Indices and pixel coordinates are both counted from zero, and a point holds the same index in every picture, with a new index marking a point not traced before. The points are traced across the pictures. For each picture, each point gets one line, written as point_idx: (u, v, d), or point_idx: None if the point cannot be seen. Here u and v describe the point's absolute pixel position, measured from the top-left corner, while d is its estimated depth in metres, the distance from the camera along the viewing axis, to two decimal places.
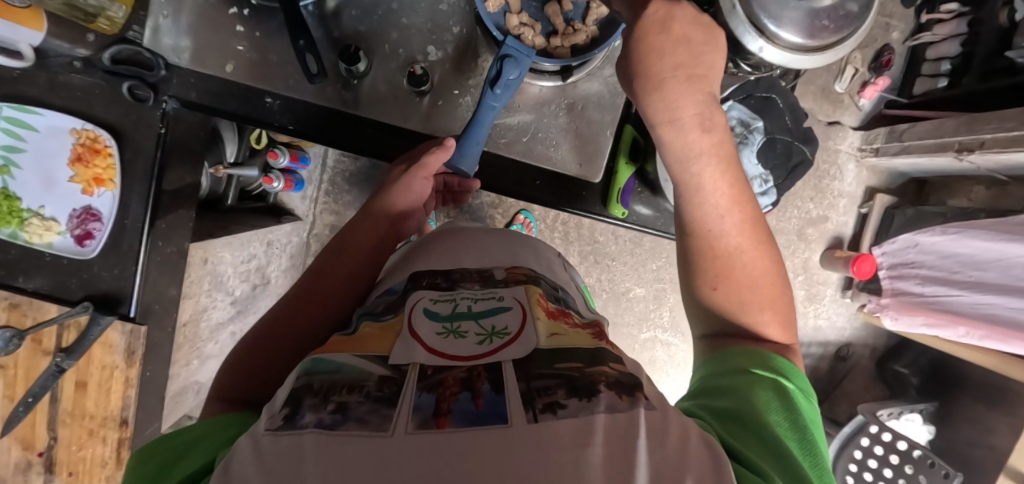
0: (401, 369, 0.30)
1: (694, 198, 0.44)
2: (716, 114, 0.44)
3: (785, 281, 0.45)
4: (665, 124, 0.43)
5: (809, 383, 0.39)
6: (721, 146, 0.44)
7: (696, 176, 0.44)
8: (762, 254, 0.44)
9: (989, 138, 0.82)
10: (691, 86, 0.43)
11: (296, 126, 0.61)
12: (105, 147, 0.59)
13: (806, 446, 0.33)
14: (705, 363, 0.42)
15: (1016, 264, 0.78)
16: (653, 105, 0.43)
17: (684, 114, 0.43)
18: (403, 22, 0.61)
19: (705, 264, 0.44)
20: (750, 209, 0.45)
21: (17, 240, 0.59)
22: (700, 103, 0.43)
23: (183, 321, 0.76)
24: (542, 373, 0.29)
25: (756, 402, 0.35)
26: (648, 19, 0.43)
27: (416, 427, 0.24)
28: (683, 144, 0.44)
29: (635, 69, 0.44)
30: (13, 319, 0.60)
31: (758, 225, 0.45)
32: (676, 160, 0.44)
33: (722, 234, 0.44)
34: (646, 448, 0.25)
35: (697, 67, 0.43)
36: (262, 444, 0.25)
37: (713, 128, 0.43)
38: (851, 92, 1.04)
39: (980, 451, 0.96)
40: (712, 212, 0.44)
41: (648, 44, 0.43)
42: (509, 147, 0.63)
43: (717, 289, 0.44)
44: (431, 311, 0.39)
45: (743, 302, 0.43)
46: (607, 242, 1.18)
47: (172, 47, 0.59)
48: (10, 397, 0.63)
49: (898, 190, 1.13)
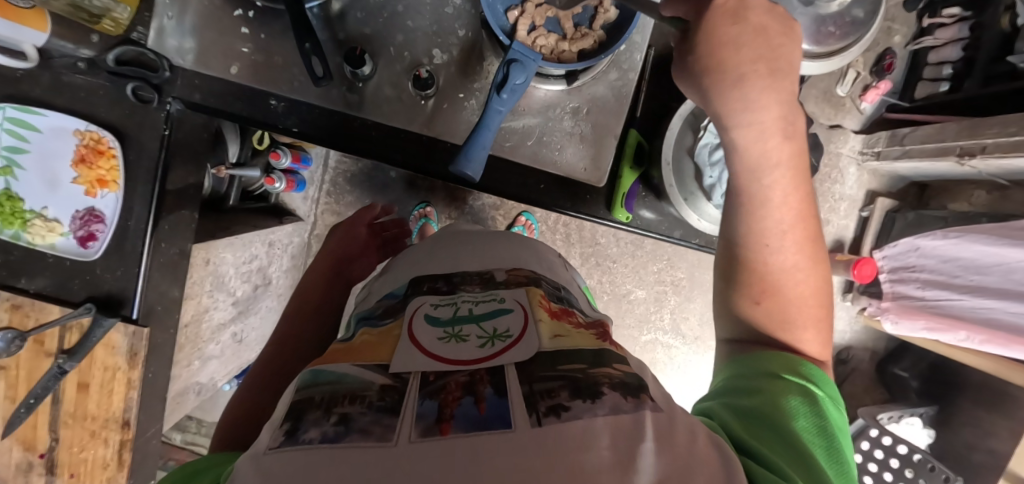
0: (402, 376, 0.30)
1: (759, 210, 0.43)
2: (797, 120, 0.43)
3: (830, 304, 0.45)
4: (745, 126, 0.42)
5: (838, 390, 0.39)
6: (796, 157, 0.43)
7: (767, 186, 0.43)
8: (814, 273, 0.44)
9: (991, 143, 0.82)
10: (774, 83, 0.41)
11: (300, 128, 0.62)
12: (109, 148, 0.59)
13: (831, 453, 0.33)
14: (729, 364, 0.42)
15: (1017, 268, 0.78)
16: (732, 106, 0.42)
17: (767, 117, 0.41)
18: (408, 25, 0.61)
19: (753, 277, 0.43)
20: (812, 229, 0.44)
21: (20, 241, 0.60)
22: (785, 104, 0.41)
23: (185, 322, 0.76)
24: (544, 375, 0.29)
25: (784, 406, 0.35)
26: (717, 8, 0.40)
27: (420, 435, 0.24)
28: (761, 150, 0.42)
29: (703, 63, 0.41)
30: (16, 319, 0.61)
31: (816, 247, 0.44)
32: (749, 166, 0.43)
33: (780, 249, 0.43)
34: (651, 450, 0.25)
35: (778, 61, 0.41)
36: (264, 463, 0.25)
37: (794, 135, 0.42)
38: (853, 96, 1.03)
39: (980, 455, 0.96)
40: (774, 226, 0.43)
41: (719, 35, 0.40)
42: (514, 150, 0.63)
43: (759, 303, 0.43)
44: (432, 315, 0.39)
45: (786, 320, 0.42)
46: (608, 244, 1.18)
47: (177, 48, 0.59)
48: (12, 398, 0.63)
49: (898, 194, 1.13)
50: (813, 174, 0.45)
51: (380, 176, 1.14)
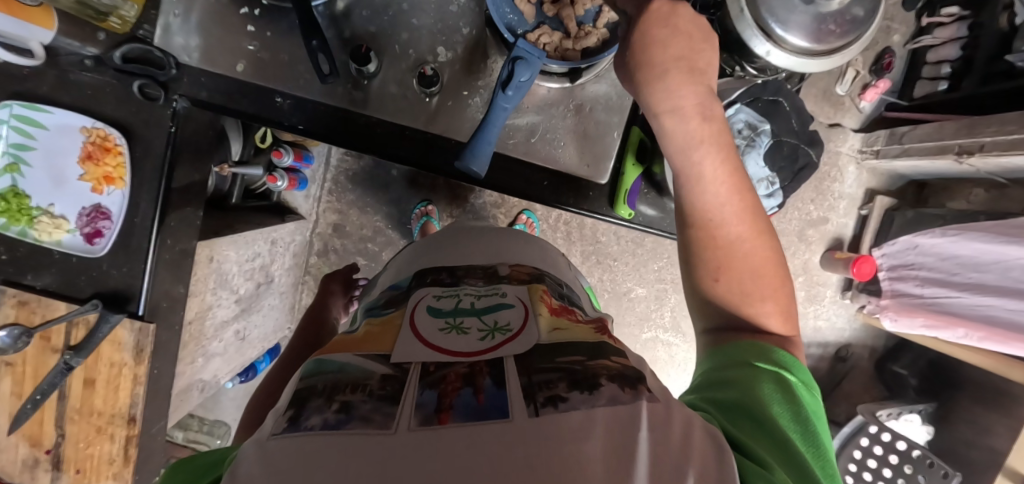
0: (402, 367, 0.31)
1: (696, 187, 0.44)
2: (716, 105, 0.43)
3: (787, 272, 0.45)
4: (668, 113, 0.43)
5: (810, 376, 0.39)
6: (721, 135, 0.44)
7: (697, 163, 0.43)
8: (762, 244, 0.44)
9: (989, 141, 0.83)
10: (693, 78, 0.42)
11: (306, 126, 0.62)
12: (116, 145, 0.60)
13: (808, 439, 0.33)
14: (706, 356, 0.43)
15: (1015, 266, 0.78)
16: (656, 96, 0.43)
17: (686, 102, 0.42)
18: (413, 23, 0.61)
19: (706, 255, 0.44)
20: (749, 197, 0.44)
21: (27, 238, 0.60)
22: (702, 93, 0.43)
23: (189, 319, 0.77)
24: (543, 367, 0.30)
25: (759, 394, 0.35)
26: (649, 13, 0.41)
27: (419, 424, 0.25)
28: (683, 132, 0.43)
29: (636, 61, 0.43)
30: (22, 316, 0.61)
31: (756, 214, 0.44)
32: (679, 149, 0.44)
33: (723, 223, 0.43)
34: (646, 439, 0.25)
35: (698, 61, 0.42)
36: (267, 447, 0.25)
37: (711, 118, 0.43)
38: (852, 95, 1.05)
39: (978, 452, 0.96)
40: (713, 201, 0.43)
41: (649, 37, 0.42)
42: (517, 147, 0.64)
43: (718, 279, 0.44)
44: (434, 307, 0.39)
45: (745, 294, 0.43)
46: (609, 242, 1.19)
47: (183, 46, 0.59)
48: (19, 393, 0.63)
49: (897, 192, 1.14)
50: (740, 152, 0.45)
51: (382, 175, 1.14)
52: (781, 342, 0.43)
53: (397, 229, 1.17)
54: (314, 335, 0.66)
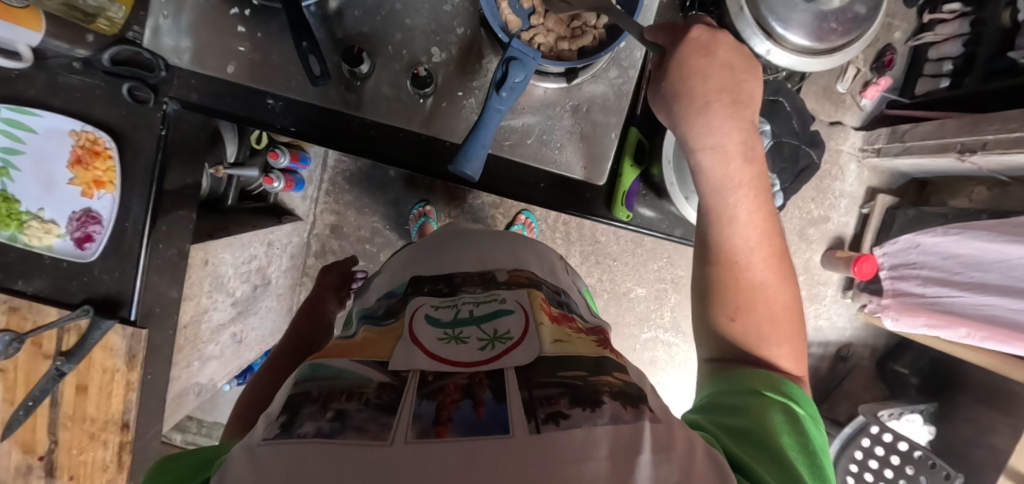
0: (400, 375, 0.30)
1: (727, 227, 0.43)
2: (758, 144, 0.43)
3: (803, 321, 0.44)
4: (709, 150, 0.43)
5: (818, 411, 0.38)
6: (759, 179, 0.43)
7: (732, 206, 0.43)
8: (785, 290, 0.43)
9: (992, 139, 0.82)
10: (735, 112, 0.42)
11: (298, 128, 0.61)
12: (105, 149, 0.59)
13: (816, 472, 0.33)
14: (711, 381, 0.42)
15: (1018, 265, 0.78)
16: (696, 132, 0.43)
17: (729, 141, 0.42)
18: (406, 23, 0.60)
19: (725, 295, 0.43)
20: (778, 244, 0.44)
21: (17, 243, 0.59)
22: (746, 132, 0.43)
23: (184, 323, 0.75)
24: (544, 381, 0.29)
25: (767, 423, 0.34)
26: (691, 42, 0.42)
27: (416, 436, 0.24)
28: (723, 172, 0.43)
29: (675, 91, 0.42)
30: (13, 322, 0.60)
31: (783, 261, 0.44)
32: (713, 188, 0.44)
33: (750, 265, 0.43)
34: (649, 462, 0.24)
35: (742, 93, 0.42)
36: (258, 454, 0.24)
37: (754, 160, 0.43)
38: (853, 92, 1.04)
39: (980, 452, 0.95)
40: (741, 243, 0.43)
41: (688, 66, 0.42)
42: (514, 149, 0.63)
43: (734, 319, 0.43)
44: (432, 316, 0.39)
45: (761, 338, 0.42)
46: (608, 242, 1.18)
47: (173, 47, 0.58)
48: (10, 400, 0.63)
49: (898, 191, 1.13)
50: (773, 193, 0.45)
51: (379, 175, 1.14)
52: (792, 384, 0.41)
53: (395, 230, 1.16)
54: (308, 333, 0.66)
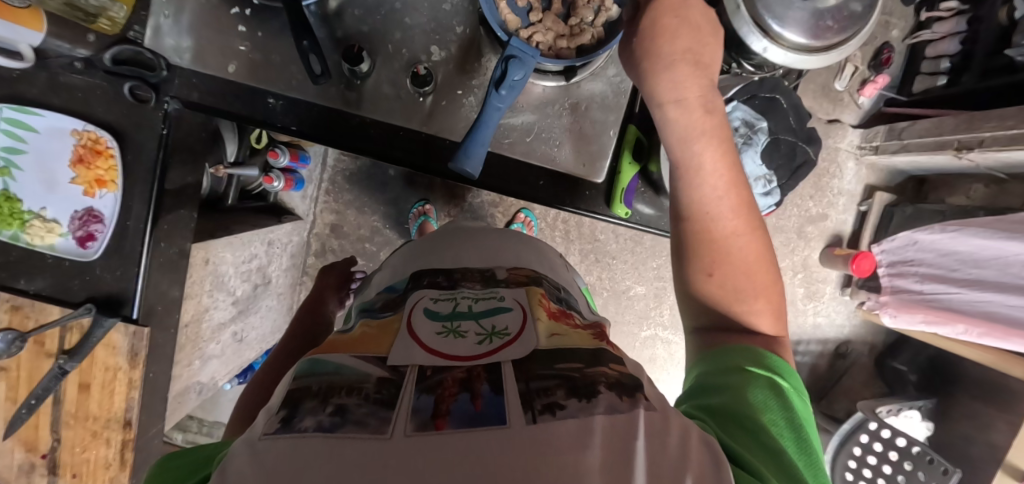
0: (400, 370, 0.31)
1: (694, 179, 0.43)
2: (716, 99, 0.44)
3: (779, 276, 0.45)
4: (673, 104, 0.43)
5: (801, 381, 0.39)
6: (722, 128, 0.44)
7: (697, 156, 0.43)
8: (758, 242, 0.44)
9: (989, 136, 0.82)
10: (697, 70, 0.43)
11: (298, 127, 0.62)
12: (107, 148, 0.59)
13: (801, 445, 0.33)
14: (697, 361, 0.42)
15: (1015, 261, 0.78)
16: (661, 84, 0.43)
17: (688, 93, 0.43)
18: (406, 22, 0.61)
19: (700, 250, 0.44)
20: (746, 195, 0.44)
21: (20, 242, 0.59)
22: (704, 86, 0.43)
23: (185, 322, 0.75)
24: (541, 373, 0.30)
25: (753, 402, 0.35)
26: (658, 1, 0.42)
27: (415, 430, 0.24)
28: (687, 122, 0.43)
29: (643, 47, 0.43)
30: (16, 321, 0.60)
31: (752, 213, 0.44)
32: (679, 140, 0.44)
33: (720, 216, 0.43)
34: (643, 449, 0.25)
35: (704, 54, 0.43)
36: (259, 449, 0.25)
37: (714, 110, 0.43)
38: (851, 90, 1.04)
39: (978, 448, 0.96)
40: (710, 194, 0.43)
41: (659, 24, 0.42)
42: (513, 147, 0.63)
43: (711, 275, 0.43)
44: (431, 310, 0.39)
45: (737, 291, 0.43)
46: (608, 241, 1.19)
47: (174, 47, 0.59)
48: (13, 399, 0.63)
49: (897, 188, 1.13)
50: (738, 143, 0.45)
51: (379, 174, 1.14)
52: (769, 341, 0.42)
53: (395, 229, 1.17)
54: (309, 331, 0.66)
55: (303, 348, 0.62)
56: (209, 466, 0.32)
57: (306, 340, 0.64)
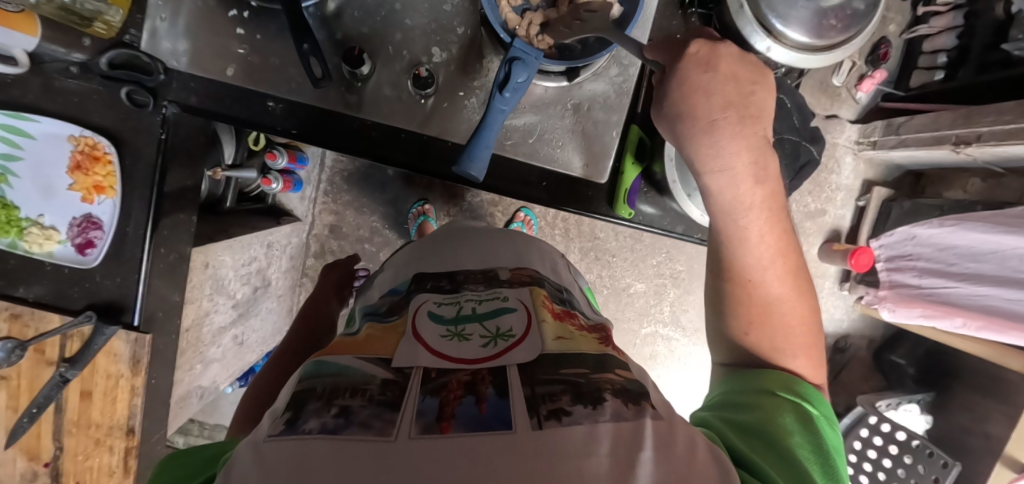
0: (404, 372, 0.30)
1: (738, 248, 0.44)
2: (770, 159, 0.42)
3: (820, 330, 0.46)
4: (717, 173, 0.41)
5: (833, 411, 0.39)
6: (772, 199, 0.43)
7: (744, 227, 0.43)
8: (799, 303, 0.45)
9: (987, 131, 0.82)
10: (743, 128, 0.40)
11: (298, 130, 0.61)
12: (105, 154, 0.58)
13: (826, 469, 0.33)
14: (726, 382, 0.43)
15: (1013, 256, 0.79)
16: (701, 153, 0.41)
17: (737, 162, 0.41)
18: (406, 23, 0.60)
19: (738, 309, 0.45)
20: (793, 260, 0.45)
21: (17, 250, 0.58)
22: (755, 148, 0.41)
23: (186, 326, 0.74)
24: (546, 378, 0.29)
25: (778, 422, 0.36)
26: (689, 57, 0.40)
27: (420, 432, 0.24)
28: (733, 194, 0.42)
29: (679, 112, 0.40)
30: (15, 329, 0.60)
31: (798, 275, 0.45)
32: (725, 211, 0.43)
33: (763, 283, 0.44)
34: (650, 459, 0.25)
35: (751, 107, 0.41)
36: (264, 450, 0.25)
37: (766, 179, 0.42)
38: (849, 85, 1.04)
39: (976, 439, 0.97)
40: (755, 263, 0.44)
41: (690, 82, 0.40)
42: (515, 148, 0.63)
43: (748, 333, 0.45)
44: (435, 313, 0.39)
45: (776, 348, 0.44)
46: (607, 238, 1.19)
47: (171, 50, 0.58)
48: (14, 408, 0.63)
49: (894, 183, 1.14)
50: (788, 207, 0.44)
51: (378, 174, 1.13)
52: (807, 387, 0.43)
53: (394, 229, 1.16)
54: (311, 333, 0.65)
55: (306, 350, 0.62)
56: (212, 467, 0.32)
57: (308, 341, 0.63)
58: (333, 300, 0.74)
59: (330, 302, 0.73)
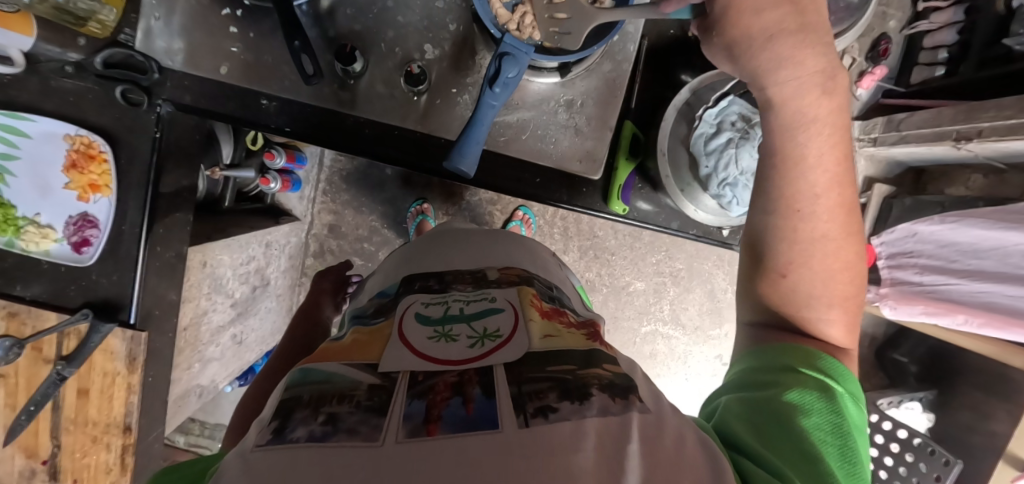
0: (391, 376, 0.30)
1: (794, 172, 0.42)
2: (839, 73, 0.40)
3: (861, 274, 0.45)
4: (779, 87, 0.40)
5: (858, 388, 0.39)
6: (839, 113, 0.41)
7: (802, 147, 0.41)
8: (846, 241, 0.43)
9: (987, 127, 0.82)
10: (806, 37, 0.39)
11: (292, 128, 0.61)
12: (100, 152, 0.59)
13: (845, 450, 0.33)
14: (751, 353, 0.43)
15: (1015, 252, 0.79)
16: (761, 67, 0.40)
17: (802, 73, 0.39)
18: (399, 20, 0.60)
19: (780, 248, 0.44)
20: (848, 194, 0.43)
21: (14, 248, 0.60)
22: (822, 59, 0.39)
23: (184, 325, 0.75)
24: (534, 376, 0.29)
25: (797, 401, 0.35)
26: None
27: (407, 436, 0.24)
28: (796, 108, 0.41)
29: (728, 34, 0.40)
30: (13, 327, 0.60)
31: (849, 212, 0.43)
32: (784, 127, 0.42)
33: (811, 217, 0.42)
34: (638, 452, 0.25)
35: (812, 15, 0.38)
36: (251, 460, 0.25)
37: (835, 91, 0.40)
38: (850, 82, 1.00)
39: (979, 438, 0.96)
40: (807, 189, 0.42)
41: (735, 6, 0.38)
42: (508, 144, 0.63)
43: (785, 276, 0.44)
44: (422, 314, 0.39)
45: (810, 294, 0.43)
46: (607, 237, 1.19)
47: (165, 49, 0.58)
48: (12, 405, 0.63)
49: (897, 180, 1.12)
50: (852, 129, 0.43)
51: (376, 174, 1.14)
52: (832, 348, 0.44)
53: (393, 228, 1.16)
54: (305, 337, 0.66)
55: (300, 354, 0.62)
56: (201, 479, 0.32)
57: (303, 346, 0.63)
58: (329, 307, 0.75)
59: (324, 308, 0.74)
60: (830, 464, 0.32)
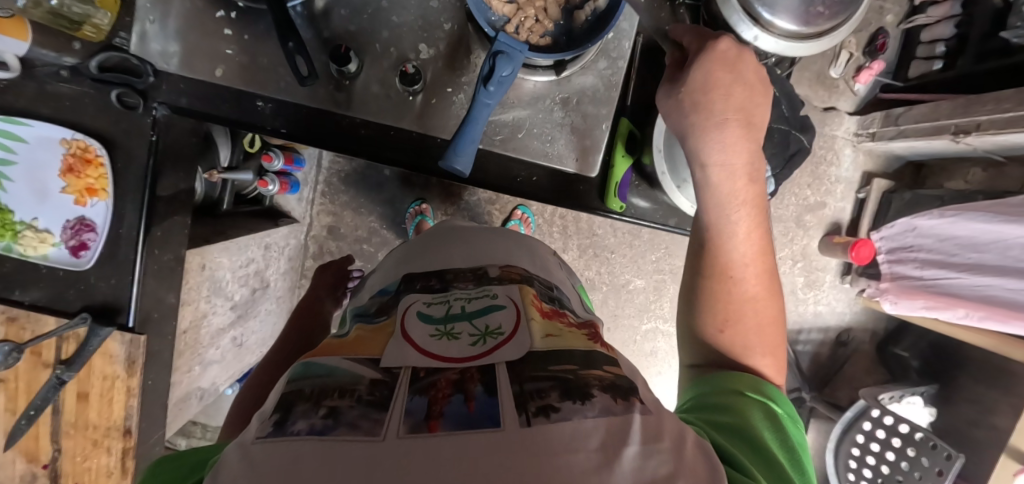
0: (393, 372, 0.30)
1: (724, 243, 0.45)
2: (760, 170, 0.46)
3: (784, 330, 0.46)
4: (717, 166, 0.45)
5: (795, 409, 0.40)
6: (761, 198, 0.46)
7: (733, 222, 0.45)
8: (771, 305, 0.46)
9: (985, 120, 0.81)
10: (746, 133, 0.44)
11: (288, 129, 0.61)
12: (96, 156, 0.59)
13: (794, 464, 0.33)
14: (697, 384, 0.43)
15: (1015, 245, 0.78)
16: (709, 144, 0.44)
17: (737, 159, 0.44)
18: (393, 20, 0.60)
19: (715, 302, 0.45)
20: (769, 261, 0.46)
21: (13, 253, 0.60)
22: (750, 149, 0.45)
23: (183, 328, 0.75)
24: (536, 375, 0.29)
25: (750, 421, 0.35)
26: (715, 55, 0.44)
27: (408, 431, 0.24)
28: (729, 188, 0.45)
29: (694, 101, 0.44)
30: (12, 332, 0.60)
31: (771, 279, 0.46)
32: (719, 203, 0.45)
33: (742, 280, 0.45)
34: (635, 454, 0.25)
35: (755, 116, 0.45)
36: (252, 452, 0.25)
37: (756, 178, 0.46)
38: (847, 78, 1.03)
39: (982, 432, 0.95)
40: (737, 258, 0.45)
41: (712, 79, 0.44)
42: (505, 144, 0.63)
43: (722, 331, 0.45)
44: (424, 312, 0.39)
45: (745, 346, 0.44)
46: (606, 235, 1.19)
47: (161, 52, 0.58)
48: (12, 410, 0.63)
49: (895, 174, 1.12)
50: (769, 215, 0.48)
51: (374, 174, 1.14)
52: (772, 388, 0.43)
53: (392, 229, 1.16)
54: (305, 331, 0.66)
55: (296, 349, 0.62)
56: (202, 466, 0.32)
57: (302, 339, 0.64)
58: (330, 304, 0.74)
59: (325, 303, 0.74)
60: (787, 471, 0.32)
